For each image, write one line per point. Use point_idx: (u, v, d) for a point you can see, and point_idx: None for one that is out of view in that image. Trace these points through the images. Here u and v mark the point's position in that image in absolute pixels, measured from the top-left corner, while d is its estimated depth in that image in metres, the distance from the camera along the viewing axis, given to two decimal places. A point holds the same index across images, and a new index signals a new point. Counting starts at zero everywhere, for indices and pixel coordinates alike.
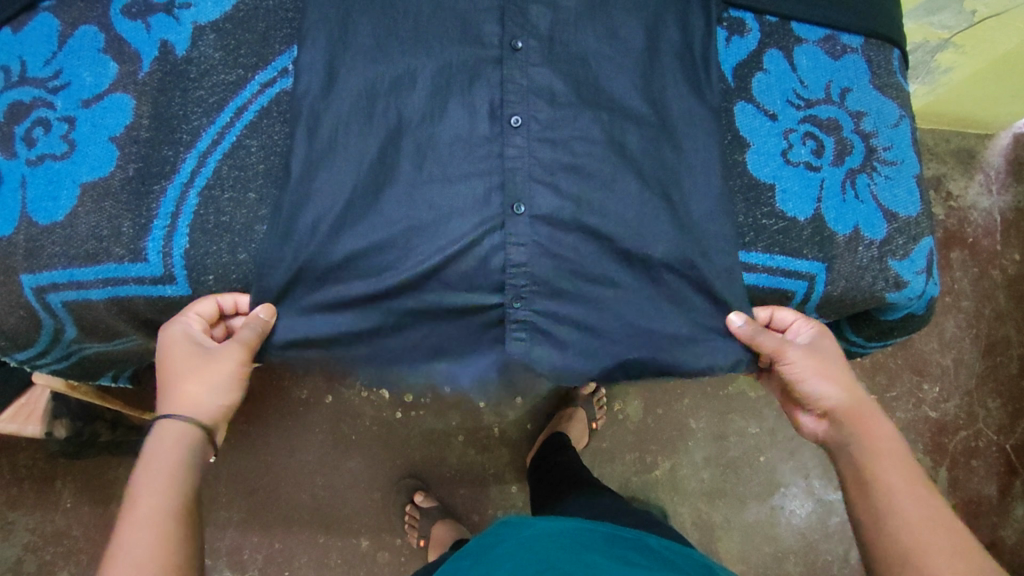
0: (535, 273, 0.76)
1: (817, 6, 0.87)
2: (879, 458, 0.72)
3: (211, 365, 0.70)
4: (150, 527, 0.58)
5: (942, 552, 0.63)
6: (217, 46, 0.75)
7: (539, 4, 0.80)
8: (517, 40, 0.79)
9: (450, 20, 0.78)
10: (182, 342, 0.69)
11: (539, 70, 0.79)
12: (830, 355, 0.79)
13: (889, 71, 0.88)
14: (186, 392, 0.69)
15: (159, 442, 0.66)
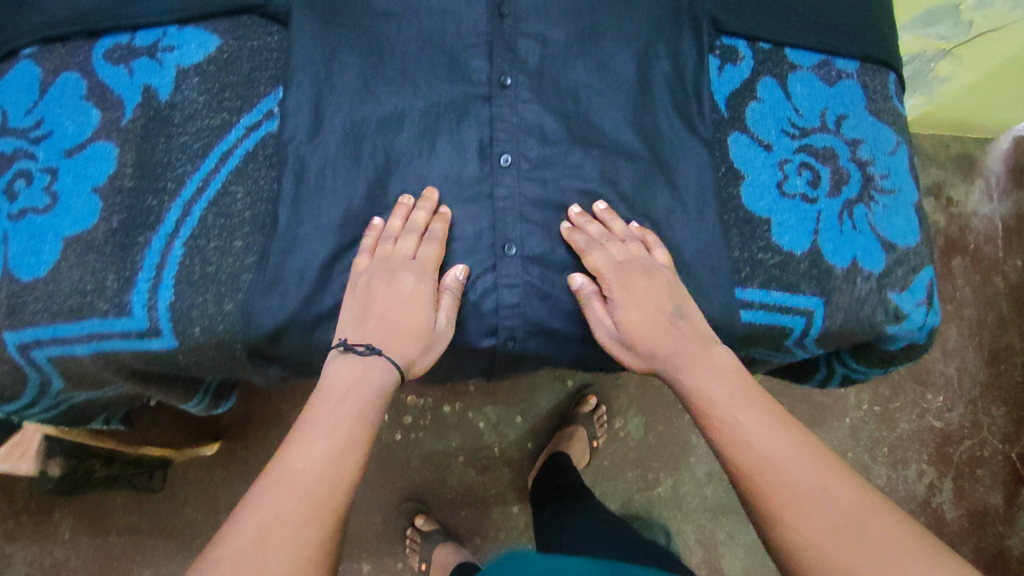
0: (527, 313, 0.75)
1: (811, 31, 0.86)
2: (717, 415, 0.68)
3: (425, 316, 0.72)
4: (328, 463, 0.63)
5: (802, 511, 0.60)
6: (201, 89, 0.74)
7: (528, 39, 0.81)
8: (506, 76, 0.80)
9: (438, 58, 0.79)
10: (405, 279, 0.72)
11: (528, 106, 0.79)
12: (628, 295, 0.73)
13: (885, 96, 0.87)
14: (393, 330, 0.71)
15: (341, 373, 0.68)
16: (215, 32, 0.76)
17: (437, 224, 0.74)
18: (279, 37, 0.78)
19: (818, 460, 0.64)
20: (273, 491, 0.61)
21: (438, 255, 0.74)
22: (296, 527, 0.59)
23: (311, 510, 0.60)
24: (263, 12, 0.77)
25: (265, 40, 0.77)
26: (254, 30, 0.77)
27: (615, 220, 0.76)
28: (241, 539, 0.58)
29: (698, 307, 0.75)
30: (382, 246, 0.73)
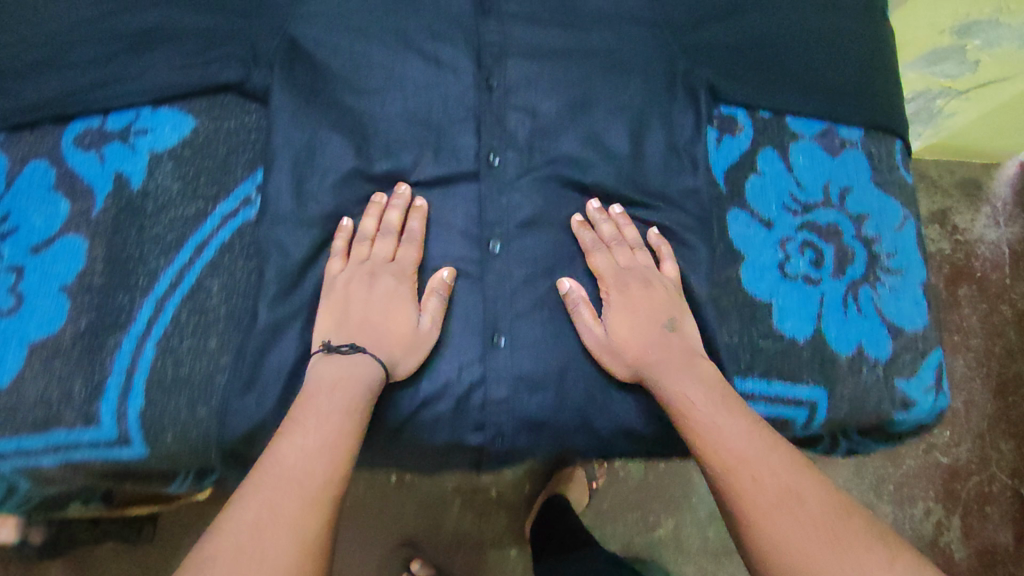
0: (516, 407, 0.71)
1: (814, 98, 0.82)
2: (698, 418, 0.64)
3: (408, 318, 0.69)
4: (321, 453, 0.58)
5: (779, 513, 0.57)
6: (175, 174, 0.71)
7: (518, 111, 0.78)
8: (494, 153, 0.77)
9: (425, 133, 0.76)
10: (385, 282, 0.70)
11: (517, 182, 0.76)
12: (625, 302, 0.72)
13: (891, 165, 0.83)
14: (376, 330, 0.67)
15: (328, 372, 0.64)
16: (191, 113, 0.73)
17: (414, 221, 0.73)
18: (258, 115, 0.75)
19: (791, 465, 0.61)
20: (266, 486, 0.55)
21: (417, 255, 0.72)
22: (296, 520, 0.54)
23: (310, 502, 0.55)
24: (242, 91, 0.75)
25: (242, 119, 0.74)
26: (231, 109, 0.74)
27: (629, 226, 0.76)
28: (238, 540, 0.52)
29: (692, 317, 0.73)
30: (360, 248, 0.71)
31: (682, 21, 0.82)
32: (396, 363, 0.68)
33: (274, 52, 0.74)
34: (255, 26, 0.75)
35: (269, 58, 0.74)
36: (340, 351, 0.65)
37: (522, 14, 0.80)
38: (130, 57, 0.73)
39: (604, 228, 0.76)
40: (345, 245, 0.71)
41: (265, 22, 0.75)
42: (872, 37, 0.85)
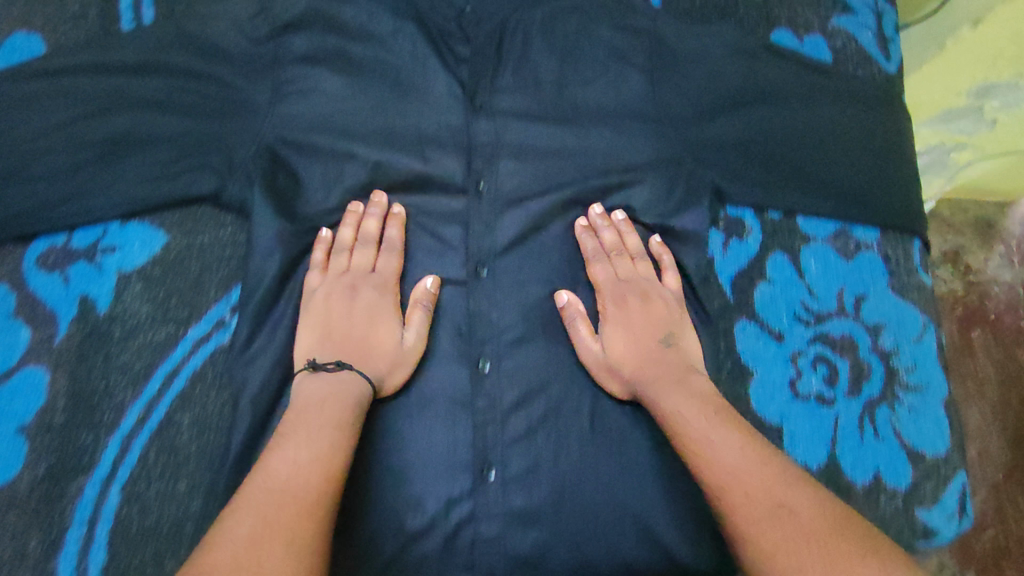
0: (508, 546, 0.67)
1: (826, 198, 0.77)
2: (688, 430, 0.60)
3: (392, 332, 0.69)
4: (311, 464, 0.55)
5: (771, 530, 0.52)
6: (143, 297, 0.67)
7: (509, 218, 0.75)
8: (483, 265, 0.73)
9: (411, 244, 0.75)
10: (367, 294, 0.70)
11: (507, 294, 0.73)
12: (620, 316, 0.71)
13: (909, 267, 0.78)
14: (361, 344, 0.67)
15: (314, 389, 0.62)
16: (162, 228, 0.69)
17: (393, 228, 0.73)
18: (234, 228, 0.71)
19: (786, 476, 0.56)
20: (256, 500, 0.52)
21: (397, 265, 0.72)
22: (288, 532, 0.50)
23: (302, 513, 0.52)
24: (218, 202, 0.71)
25: (218, 234, 0.70)
26: (205, 222, 0.71)
27: (631, 234, 0.75)
28: (226, 554, 0.49)
29: (690, 334, 0.71)
30: (339, 259, 0.72)
31: (687, 115, 0.78)
32: (383, 379, 0.67)
33: (252, 159, 0.71)
34: (233, 130, 0.72)
35: (247, 167, 0.71)
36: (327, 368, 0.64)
37: (513, 110, 0.77)
38: (96, 167, 0.68)
39: (606, 236, 0.75)
40: (324, 256, 0.71)
41: (244, 127, 0.72)
42: (890, 129, 0.80)
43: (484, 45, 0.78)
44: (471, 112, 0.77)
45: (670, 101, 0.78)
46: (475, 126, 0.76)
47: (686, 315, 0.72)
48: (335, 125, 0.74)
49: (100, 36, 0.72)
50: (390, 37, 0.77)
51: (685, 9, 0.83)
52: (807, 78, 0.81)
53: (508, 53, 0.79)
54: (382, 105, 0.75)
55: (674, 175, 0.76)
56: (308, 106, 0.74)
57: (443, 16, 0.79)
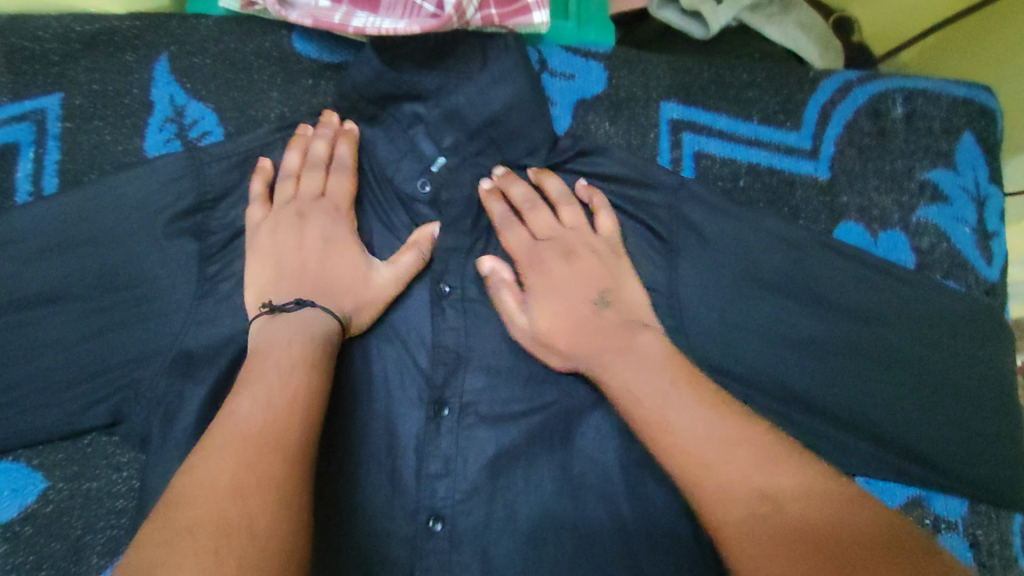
0: None
1: (883, 458, 0.59)
2: (639, 408, 0.50)
3: (357, 263, 0.57)
4: (287, 404, 0.46)
5: (746, 522, 0.41)
6: (5, 566, 0.53)
7: (471, 455, 0.56)
8: (438, 517, 0.54)
9: (339, 495, 0.54)
10: (319, 222, 0.58)
11: (467, 569, 0.53)
12: (545, 282, 0.58)
13: (1006, 558, 0.62)
14: (319, 278, 0.56)
15: (268, 330, 0.52)
16: (41, 469, 0.55)
17: (344, 147, 0.61)
18: (131, 470, 0.56)
19: (781, 452, 0.44)
20: (229, 453, 0.42)
21: (350, 185, 0.60)
22: (271, 484, 0.41)
23: (286, 466, 0.42)
24: (115, 431, 0.56)
25: (110, 477, 0.55)
26: (96, 460, 0.56)
27: (547, 177, 0.61)
28: (204, 518, 0.38)
29: (631, 284, 0.58)
30: (284, 186, 0.60)
31: (709, 338, 0.60)
32: (354, 315, 0.56)
33: (156, 379, 0.55)
34: (132, 339, 0.56)
35: (155, 389, 0.55)
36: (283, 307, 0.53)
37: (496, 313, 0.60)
38: None
39: (516, 191, 0.60)
40: (264, 187, 0.60)
41: (154, 333, 0.56)
42: (980, 377, 0.61)
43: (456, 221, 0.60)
44: (439, 307, 0.59)
45: (697, 318, 0.61)
46: (439, 324, 0.58)
47: (623, 263, 0.59)
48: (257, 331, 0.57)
49: None
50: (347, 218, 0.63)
51: (726, 189, 0.64)
52: (876, 289, 0.62)
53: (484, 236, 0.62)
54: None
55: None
56: (230, 307, 0.58)
57: (402, 174, 0.61)
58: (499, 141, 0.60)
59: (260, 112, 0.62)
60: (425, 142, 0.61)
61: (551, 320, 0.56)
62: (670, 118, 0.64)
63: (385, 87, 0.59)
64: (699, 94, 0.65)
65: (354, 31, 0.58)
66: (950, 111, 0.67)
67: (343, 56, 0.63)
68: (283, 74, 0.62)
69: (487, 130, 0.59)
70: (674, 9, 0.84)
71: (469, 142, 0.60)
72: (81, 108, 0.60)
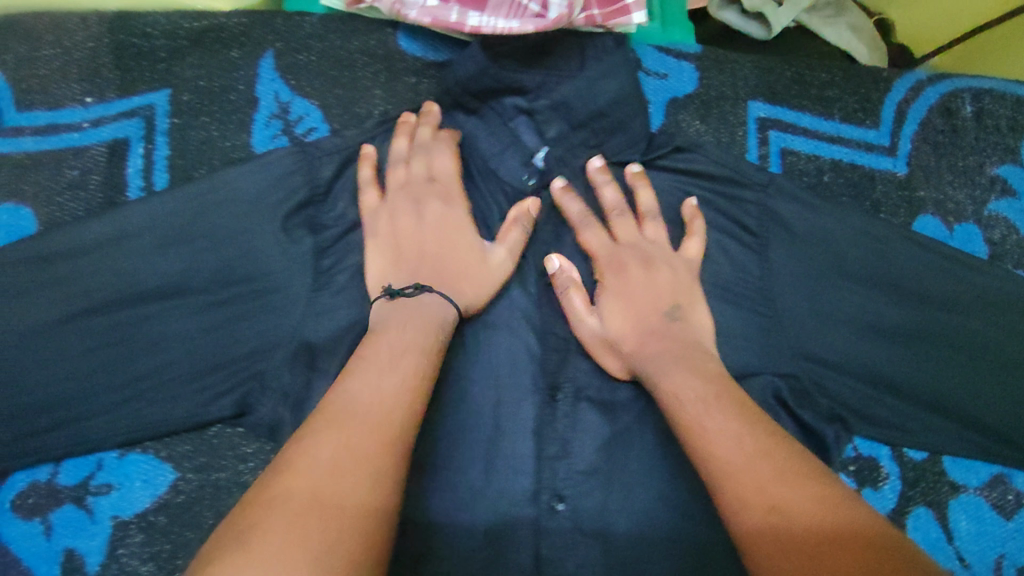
0: None
1: (967, 437, 0.63)
2: (682, 410, 0.52)
3: (470, 246, 0.58)
4: (394, 393, 0.46)
5: (764, 525, 0.42)
6: (142, 555, 0.54)
7: (587, 439, 0.58)
8: (560, 496, 0.57)
9: (466, 475, 0.57)
10: (432, 207, 0.59)
11: (590, 547, 0.56)
12: (619, 287, 0.59)
13: None
14: (435, 263, 0.56)
15: (390, 314, 0.53)
16: (169, 461, 0.56)
17: (447, 136, 0.62)
18: (256, 460, 0.57)
19: (801, 471, 0.46)
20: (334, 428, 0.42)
21: (456, 173, 0.61)
22: (366, 465, 0.40)
23: (385, 450, 0.42)
24: (240, 423, 0.57)
25: (237, 468, 0.57)
26: (222, 452, 0.57)
27: (646, 187, 0.61)
28: (299, 489, 0.38)
29: (701, 307, 0.58)
30: (394, 174, 0.60)
31: (804, 325, 0.63)
32: (470, 300, 0.56)
33: (280, 370, 0.56)
34: (252, 330, 0.57)
35: (280, 380, 0.56)
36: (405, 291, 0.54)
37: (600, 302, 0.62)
38: (78, 390, 0.55)
39: (608, 192, 0.61)
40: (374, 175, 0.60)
41: (275, 326, 0.57)
42: None
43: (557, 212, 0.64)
44: (548, 295, 0.61)
45: (793, 306, 0.63)
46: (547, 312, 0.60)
47: (696, 286, 0.59)
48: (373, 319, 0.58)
49: (104, 210, 0.59)
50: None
51: (810, 184, 0.67)
52: (956, 278, 0.65)
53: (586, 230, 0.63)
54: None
55: (790, 393, 0.61)
56: (346, 300, 0.58)
57: (505, 167, 0.62)
58: (601, 134, 0.61)
59: (365, 109, 0.63)
60: (526, 133, 0.62)
61: (618, 323, 0.57)
62: (758, 117, 0.67)
63: (489, 81, 0.60)
64: (782, 94, 0.68)
65: (470, 30, 0.60)
66: (1015, 109, 0.70)
67: (447, 55, 0.65)
68: (386, 71, 0.63)
69: (592, 123, 0.61)
70: (735, 11, 0.87)
71: (570, 130, 0.61)
72: (189, 104, 0.61)
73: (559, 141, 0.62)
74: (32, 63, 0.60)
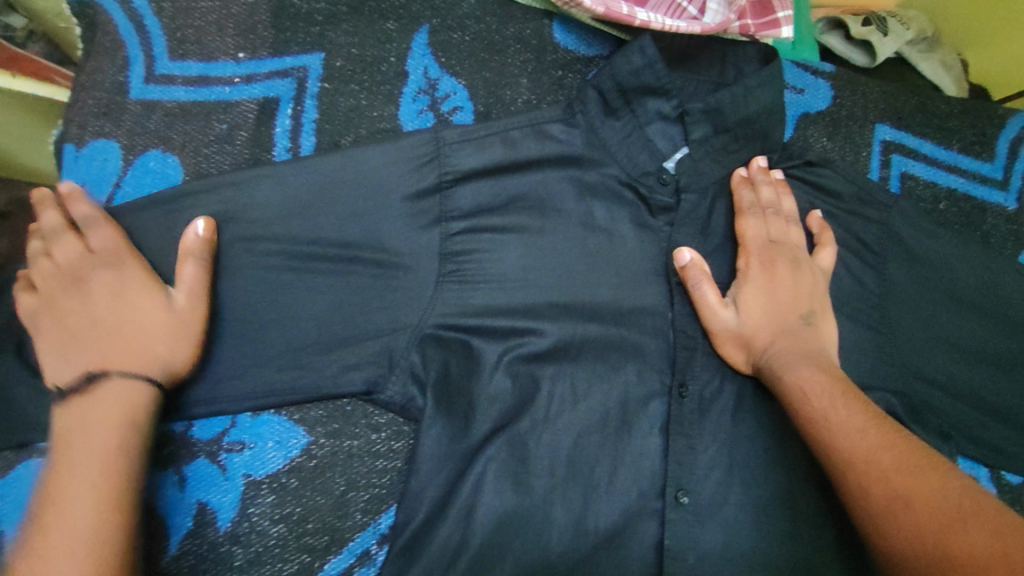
0: None
1: None
2: (812, 403, 0.52)
3: (151, 300, 0.51)
4: (97, 473, 0.44)
5: (889, 508, 0.43)
6: (273, 516, 0.55)
7: (714, 438, 0.57)
8: (685, 489, 0.56)
9: (596, 464, 0.56)
10: (97, 278, 0.52)
11: (712, 544, 0.55)
12: (765, 280, 0.60)
13: None
14: (113, 337, 0.50)
15: (71, 421, 0.47)
16: (302, 424, 0.57)
17: (77, 206, 0.53)
18: (389, 432, 0.58)
19: (924, 463, 0.45)
20: (72, 479, 0.44)
21: (115, 234, 0.53)
22: (108, 479, 0.44)
23: (112, 468, 0.45)
24: (371, 397, 0.57)
25: (368, 438, 0.58)
26: (354, 420, 0.58)
27: (789, 196, 0.65)
28: (58, 541, 0.41)
29: (832, 319, 0.60)
30: (34, 255, 0.54)
31: (920, 344, 0.64)
32: (186, 352, 0.52)
33: (416, 347, 0.56)
34: (385, 315, 0.55)
35: (411, 359, 0.56)
36: (79, 388, 0.48)
37: None
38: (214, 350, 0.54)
39: (765, 192, 0.64)
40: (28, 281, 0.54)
41: (404, 302, 0.56)
42: None
43: (692, 213, 0.63)
44: (678, 291, 0.61)
45: (909, 325, 0.65)
46: (677, 311, 0.61)
47: (827, 297, 0.61)
48: (515, 306, 0.58)
49: (250, 165, 0.58)
50: (577, 195, 0.62)
51: (927, 209, 0.70)
52: None
53: (714, 234, 0.64)
54: (570, 280, 0.60)
55: (902, 410, 0.62)
56: (485, 278, 0.57)
57: (643, 166, 0.63)
58: (746, 139, 0.64)
59: (511, 95, 0.65)
60: (660, 138, 0.64)
61: (755, 315, 0.59)
62: (883, 140, 0.71)
63: (648, 78, 0.61)
64: (908, 120, 0.72)
65: (640, 23, 0.62)
66: None
67: (599, 50, 0.66)
68: (535, 62, 0.65)
69: (738, 129, 0.63)
70: (839, 36, 0.89)
71: (714, 134, 0.63)
72: (341, 69, 0.62)
73: (703, 143, 0.63)
74: (189, 13, 0.61)
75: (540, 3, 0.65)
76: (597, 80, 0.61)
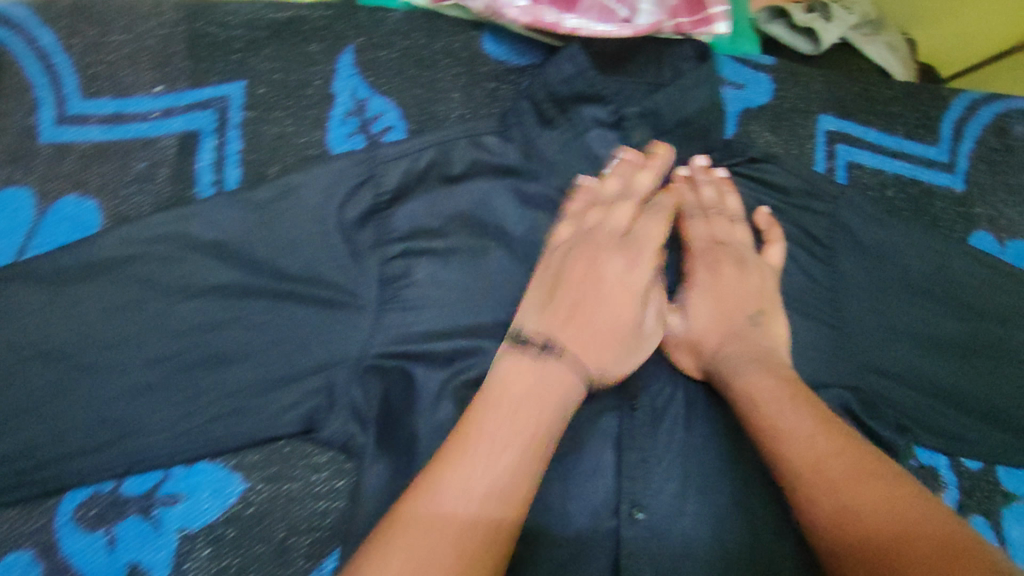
0: None
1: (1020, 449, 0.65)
2: (761, 408, 0.51)
3: (644, 315, 0.58)
4: (509, 471, 0.46)
5: (839, 519, 0.42)
6: (210, 569, 0.53)
7: (667, 450, 0.56)
8: (639, 505, 0.54)
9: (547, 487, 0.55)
10: (591, 265, 0.58)
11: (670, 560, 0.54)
12: (710, 283, 0.60)
13: None
14: (595, 318, 0.56)
15: (515, 379, 0.51)
16: (239, 471, 0.55)
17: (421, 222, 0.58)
18: (330, 472, 0.57)
19: (871, 470, 0.44)
20: (485, 452, 0.47)
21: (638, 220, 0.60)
22: (512, 482, 0.46)
23: (525, 465, 0.47)
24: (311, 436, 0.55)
25: (309, 480, 0.56)
26: (294, 462, 0.56)
27: (732, 194, 0.64)
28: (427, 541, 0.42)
29: (783, 317, 0.59)
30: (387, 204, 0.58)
31: (875, 335, 0.64)
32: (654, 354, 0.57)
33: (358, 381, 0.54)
34: (324, 348, 0.54)
35: (351, 394, 0.54)
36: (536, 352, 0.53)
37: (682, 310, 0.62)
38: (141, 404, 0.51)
39: (706, 193, 0.63)
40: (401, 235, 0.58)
41: (342, 335, 0.54)
42: None
43: None
44: None
45: (862, 317, 0.64)
46: None
47: (776, 295, 0.60)
48: (457, 329, 0.56)
49: (171, 204, 0.56)
50: (516, 210, 0.61)
51: (876, 196, 0.69)
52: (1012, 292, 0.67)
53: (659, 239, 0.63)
54: (514, 297, 0.58)
55: (860, 405, 0.61)
56: (426, 302, 0.55)
57: (582, 176, 0.62)
58: (685, 140, 0.63)
59: (444, 110, 0.63)
60: (599, 145, 0.62)
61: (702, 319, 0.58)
62: (827, 130, 0.70)
63: (580, 85, 0.60)
64: (852, 108, 0.71)
65: (568, 30, 0.61)
66: None
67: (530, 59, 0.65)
68: (466, 75, 0.64)
69: (677, 131, 0.62)
70: (783, 24, 0.88)
71: (652, 138, 0.62)
72: (265, 96, 0.60)
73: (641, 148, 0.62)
74: (101, 49, 0.59)
75: (468, 15, 0.64)
76: (529, 90, 0.60)
